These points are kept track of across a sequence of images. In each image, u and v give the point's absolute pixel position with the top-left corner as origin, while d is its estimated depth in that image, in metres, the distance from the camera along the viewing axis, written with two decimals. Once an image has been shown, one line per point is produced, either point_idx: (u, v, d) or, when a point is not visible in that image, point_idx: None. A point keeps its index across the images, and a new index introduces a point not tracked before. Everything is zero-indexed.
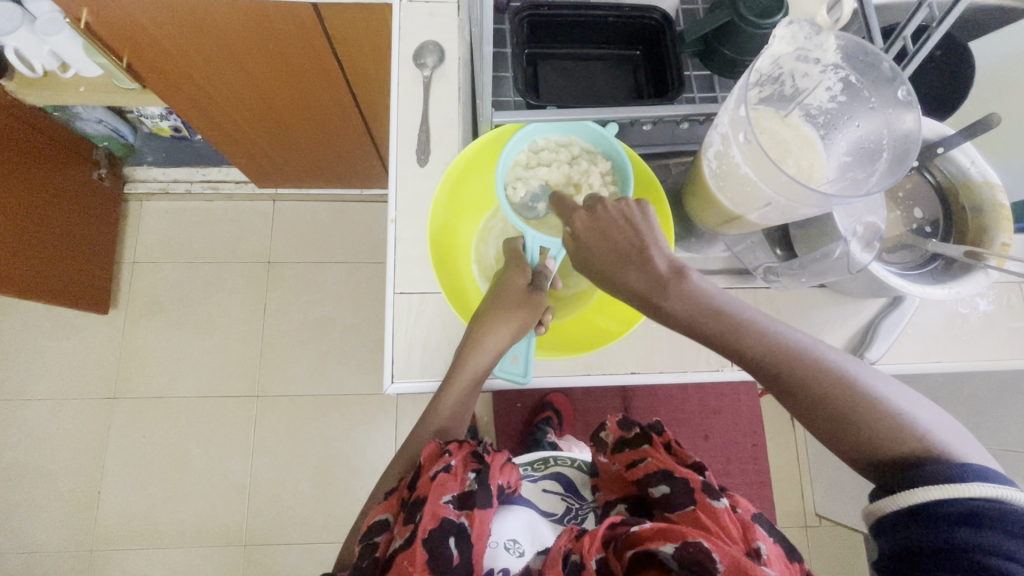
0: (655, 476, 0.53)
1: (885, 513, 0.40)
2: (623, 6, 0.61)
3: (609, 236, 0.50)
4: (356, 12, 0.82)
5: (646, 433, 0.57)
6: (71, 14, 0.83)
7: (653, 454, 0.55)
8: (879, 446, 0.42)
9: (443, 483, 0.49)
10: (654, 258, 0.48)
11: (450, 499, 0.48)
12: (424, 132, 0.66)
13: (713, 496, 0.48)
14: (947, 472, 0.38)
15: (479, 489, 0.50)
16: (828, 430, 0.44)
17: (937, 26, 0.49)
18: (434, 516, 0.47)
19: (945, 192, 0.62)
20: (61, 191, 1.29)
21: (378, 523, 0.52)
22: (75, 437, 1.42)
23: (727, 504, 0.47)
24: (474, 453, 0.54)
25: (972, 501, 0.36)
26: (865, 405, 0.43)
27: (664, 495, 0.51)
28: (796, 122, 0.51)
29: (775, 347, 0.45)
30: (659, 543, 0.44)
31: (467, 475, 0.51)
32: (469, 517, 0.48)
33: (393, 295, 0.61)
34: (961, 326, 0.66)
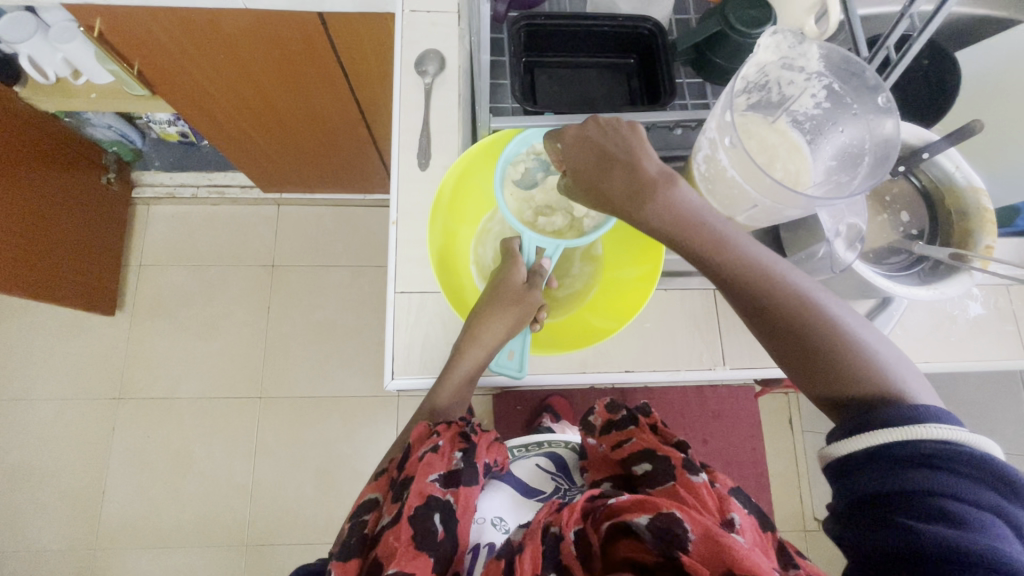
0: (637, 455, 0.55)
1: (843, 455, 0.41)
2: (617, 16, 0.62)
3: (599, 149, 0.49)
4: (360, 22, 0.85)
5: (631, 417, 0.58)
6: (85, 23, 0.86)
7: (637, 434, 0.56)
8: (848, 387, 0.43)
9: (429, 462, 0.50)
10: (644, 162, 0.48)
11: (437, 478, 0.49)
12: (425, 137, 0.68)
13: (691, 472, 0.48)
14: (910, 413, 0.39)
15: (465, 468, 0.51)
16: (798, 361, 0.45)
17: (918, 36, 0.51)
18: (420, 494, 0.47)
19: (931, 196, 0.64)
20: (70, 195, 1.32)
21: (365, 503, 0.53)
22: (80, 437, 1.44)
23: (706, 479, 0.47)
24: (461, 434, 0.56)
25: (930, 442, 0.38)
26: (840, 343, 0.44)
27: (644, 472, 0.52)
28: (783, 128, 0.53)
29: (762, 276, 0.46)
30: (635, 514, 0.44)
31: (453, 455, 0.52)
32: (455, 494, 0.49)
33: (393, 294, 0.63)
34: (949, 327, 0.68)
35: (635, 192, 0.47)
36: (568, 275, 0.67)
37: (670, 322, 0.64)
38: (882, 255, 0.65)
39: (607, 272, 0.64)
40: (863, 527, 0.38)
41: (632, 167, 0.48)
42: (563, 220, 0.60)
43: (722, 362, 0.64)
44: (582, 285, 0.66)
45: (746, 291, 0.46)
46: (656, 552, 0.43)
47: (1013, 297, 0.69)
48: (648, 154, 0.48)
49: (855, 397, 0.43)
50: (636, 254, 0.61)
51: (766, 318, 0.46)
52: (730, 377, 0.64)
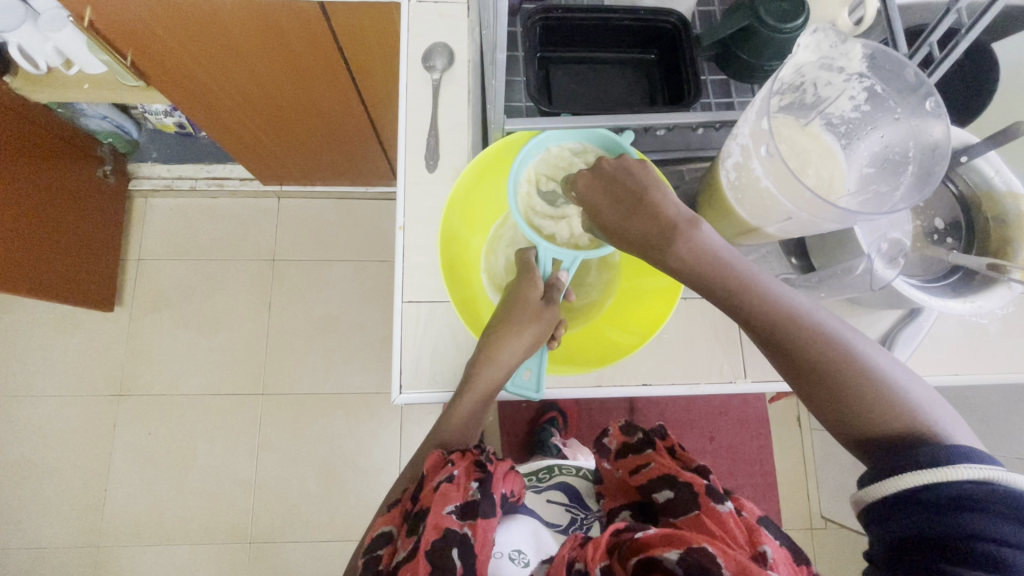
0: (657, 481, 0.52)
1: (870, 501, 0.39)
2: (639, 9, 0.59)
3: (613, 197, 0.48)
4: (363, 10, 0.81)
5: (647, 439, 0.56)
6: (74, 11, 0.82)
7: (656, 459, 0.53)
8: (875, 424, 0.41)
9: (445, 494, 0.48)
10: (663, 203, 0.46)
11: (454, 509, 0.47)
12: (434, 137, 0.65)
13: (717, 500, 0.46)
14: (940, 454, 0.37)
15: (482, 498, 0.49)
16: (823, 402, 0.43)
17: (966, 33, 0.48)
18: (437, 527, 0.46)
19: (967, 202, 0.61)
20: (66, 188, 1.29)
21: (380, 537, 0.51)
22: (81, 433, 1.42)
23: (732, 508, 0.45)
24: (477, 462, 0.54)
25: (962, 483, 0.36)
26: (867, 381, 0.42)
27: (666, 501, 0.50)
28: (817, 132, 0.50)
29: (788, 313, 0.43)
30: (663, 549, 0.42)
31: (470, 484, 0.50)
32: (472, 527, 0.47)
33: (402, 304, 0.60)
34: (980, 338, 0.65)
35: (662, 226, 0.45)
36: (583, 285, 0.64)
37: (691, 334, 0.62)
38: (915, 264, 0.61)
39: (625, 281, 0.62)
40: (899, 570, 0.37)
41: (650, 202, 0.46)
42: (580, 228, 0.56)
43: (743, 375, 0.61)
44: (599, 295, 0.63)
45: (771, 330, 0.44)
46: None
47: None
48: (665, 192, 0.47)
49: (883, 436, 0.41)
50: (658, 266, 0.58)
51: (791, 358, 0.44)
52: (752, 391, 0.61)
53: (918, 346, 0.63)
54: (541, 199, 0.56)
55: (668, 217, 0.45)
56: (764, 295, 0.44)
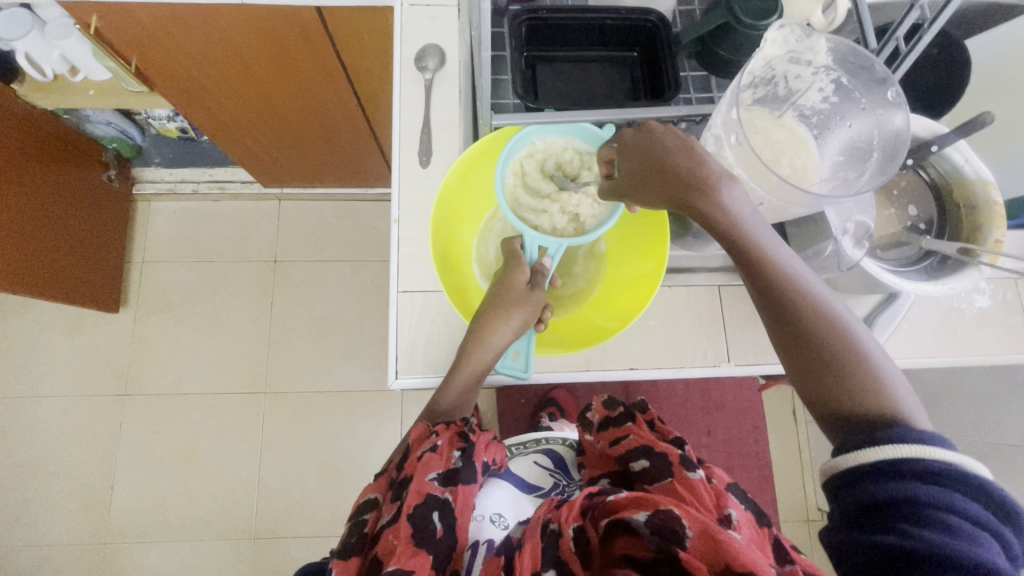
0: (635, 451, 0.54)
1: (843, 470, 0.40)
2: (621, 10, 0.61)
3: (649, 156, 0.48)
4: (357, 15, 0.83)
5: (627, 413, 0.58)
6: (81, 20, 0.85)
7: (635, 431, 0.56)
8: (856, 405, 0.43)
9: (427, 462, 0.51)
10: (704, 164, 0.46)
11: (435, 476, 0.50)
12: (426, 134, 0.67)
13: (689, 468, 0.48)
14: (916, 436, 0.39)
15: (464, 466, 0.52)
16: (814, 381, 0.45)
17: (929, 27, 0.51)
18: (419, 493, 0.48)
19: (939, 189, 0.63)
20: (72, 193, 1.32)
21: (366, 503, 0.52)
22: (87, 433, 1.45)
23: (703, 475, 0.47)
24: (459, 434, 0.57)
25: (921, 461, 0.38)
26: (855, 363, 0.44)
27: (642, 469, 0.53)
28: (790, 123, 0.52)
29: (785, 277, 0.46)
30: (632, 511, 0.44)
31: (451, 454, 0.53)
32: (453, 492, 0.50)
33: (396, 294, 0.63)
34: (956, 321, 0.67)
35: (692, 183, 0.46)
36: (568, 274, 0.67)
37: (675, 319, 0.64)
38: (889, 252, 0.64)
39: (609, 270, 0.64)
40: (858, 536, 0.38)
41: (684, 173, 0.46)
42: (566, 217, 0.58)
43: (726, 358, 0.63)
44: (583, 283, 0.66)
45: (767, 287, 0.46)
46: (654, 550, 0.43)
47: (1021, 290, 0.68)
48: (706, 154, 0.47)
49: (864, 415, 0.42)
50: (641, 253, 0.61)
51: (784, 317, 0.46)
52: (735, 374, 0.64)
53: (894, 330, 0.65)
54: (526, 196, 0.58)
55: (706, 174, 0.46)
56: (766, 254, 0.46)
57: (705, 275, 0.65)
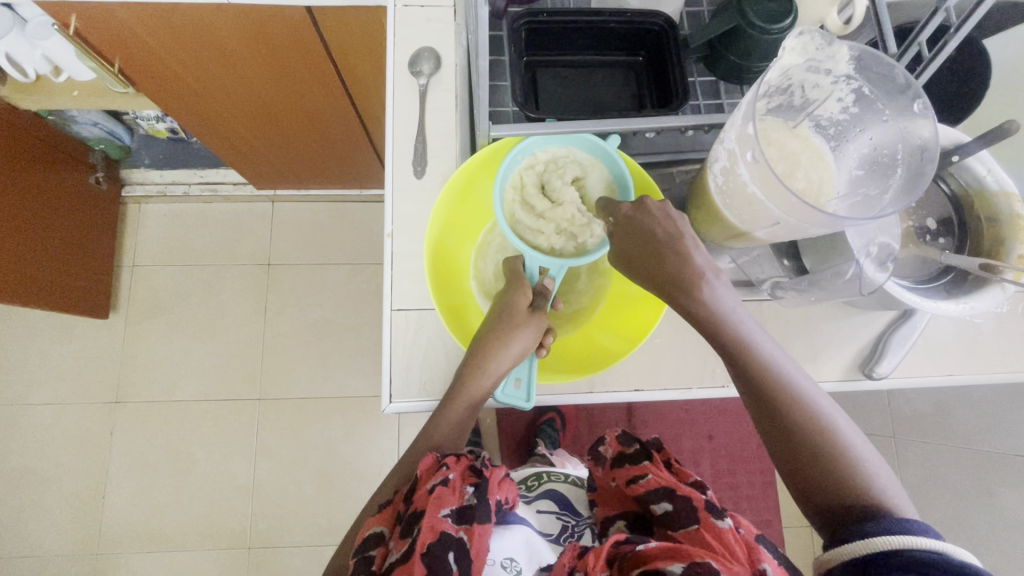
0: (656, 493, 0.51)
1: (834, 564, 0.41)
2: (626, 12, 0.58)
3: (642, 243, 0.48)
4: (350, 14, 0.80)
5: (645, 451, 0.55)
6: (60, 20, 0.81)
7: (653, 471, 0.53)
8: (836, 494, 0.43)
9: (441, 496, 0.47)
10: (694, 255, 0.48)
11: (449, 513, 0.46)
12: (421, 143, 0.64)
13: (716, 516, 0.45)
14: (897, 526, 0.40)
15: (478, 504, 0.48)
16: (794, 466, 0.45)
17: (954, 32, 0.48)
18: (432, 530, 0.45)
19: (959, 201, 0.60)
20: (59, 196, 1.28)
21: (371, 536, 0.49)
22: (78, 441, 1.42)
23: (731, 525, 0.44)
24: (471, 466, 0.52)
25: (910, 551, 0.38)
26: (831, 447, 0.45)
27: (664, 513, 0.49)
28: (806, 134, 0.49)
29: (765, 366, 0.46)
30: (664, 562, 0.41)
31: (465, 489, 0.49)
32: (468, 532, 0.47)
33: (391, 312, 0.60)
34: (974, 337, 0.65)
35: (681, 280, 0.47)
36: (571, 292, 0.63)
37: (683, 338, 0.61)
38: (907, 265, 0.61)
39: (615, 287, 0.61)
40: None
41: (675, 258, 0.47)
42: (562, 235, 0.55)
43: None
44: (588, 301, 0.62)
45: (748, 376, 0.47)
46: None
47: None
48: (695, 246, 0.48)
49: (843, 503, 0.43)
50: None
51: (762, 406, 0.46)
52: None
53: (910, 349, 0.63)
54: (521, 213, 0.55)
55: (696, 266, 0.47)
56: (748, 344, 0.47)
57: None
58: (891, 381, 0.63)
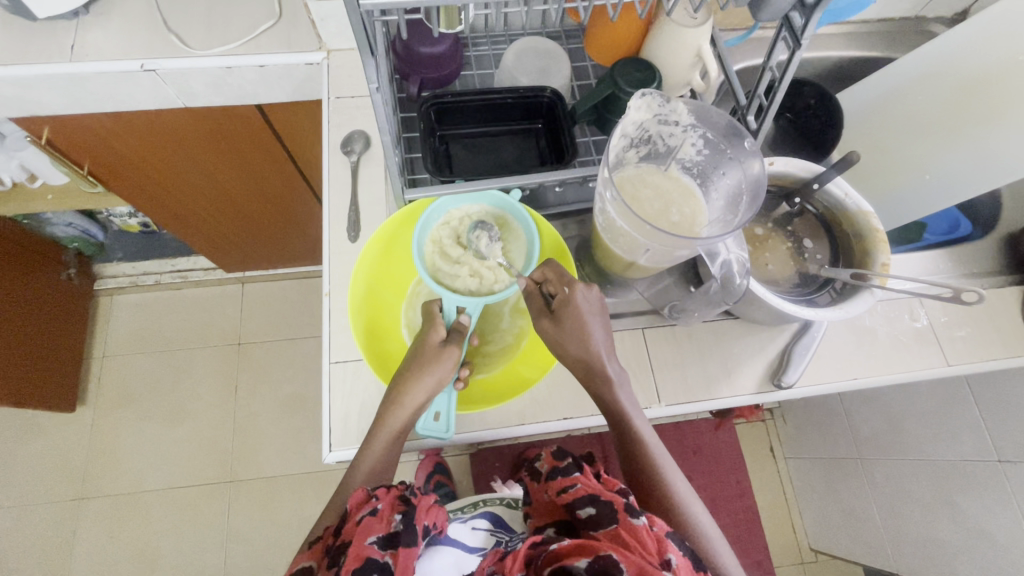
0: (580, 500, 0.51)
1: None
2: (518, 89, 0.68)
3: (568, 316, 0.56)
4: (295, 109, 0.91)
5: (575, 463, 0.54)
6: (33, 132, 0.90)
7: (582, 480, 0.52)
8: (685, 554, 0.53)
9: (368, 525, 0.49)
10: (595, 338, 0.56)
11: (376, 539, 0.48)
12: (354, 211, 0.72)
13: (632, 515, 0.46)
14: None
15: (404, 529, 0.49)
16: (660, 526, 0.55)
17: (780, 84, 0.57)
18: (358, 557, 0.46)
19: (829, 221, 0.69)
20: (29, 294, 1.33)
21: (300, 570, 0.50)
22: (39, 543, 1.37)
23: (646, 522, 0.46)
24: (400, 496, 0.53)
25: None
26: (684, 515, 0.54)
27: (589, 517, 0.49)
28: (673, 175, 0.58)
29: (645, 441, 0.57)
30: (574, 559, 0.44)
31: (392, 516, 0.50)
32: (393, 556, 0.47)
33: (328, 364, 0.65)
34: (871, 341, 0.71)
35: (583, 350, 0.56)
36: (494, 332, 0.68)
37: None
38: (790, 284, 0.69)
39: (535, 324, 0.67)
40: None
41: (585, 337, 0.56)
42: (476, 278, 0.62)
43: (657, 399, 0.66)
44: (511, 337, 0.68)
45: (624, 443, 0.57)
46: None
47: (926, 307, 0.73)
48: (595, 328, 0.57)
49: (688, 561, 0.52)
50: None
51: (633, 468, 0.57)
52: (667, 412, 0.67)
53: (814, 356, 0.68)
54: (442, 262, 0.62)
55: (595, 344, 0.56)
56: (636, 424, 0.57)
57: (630, 319, 0.69)
58: (799, 389, 0.68)
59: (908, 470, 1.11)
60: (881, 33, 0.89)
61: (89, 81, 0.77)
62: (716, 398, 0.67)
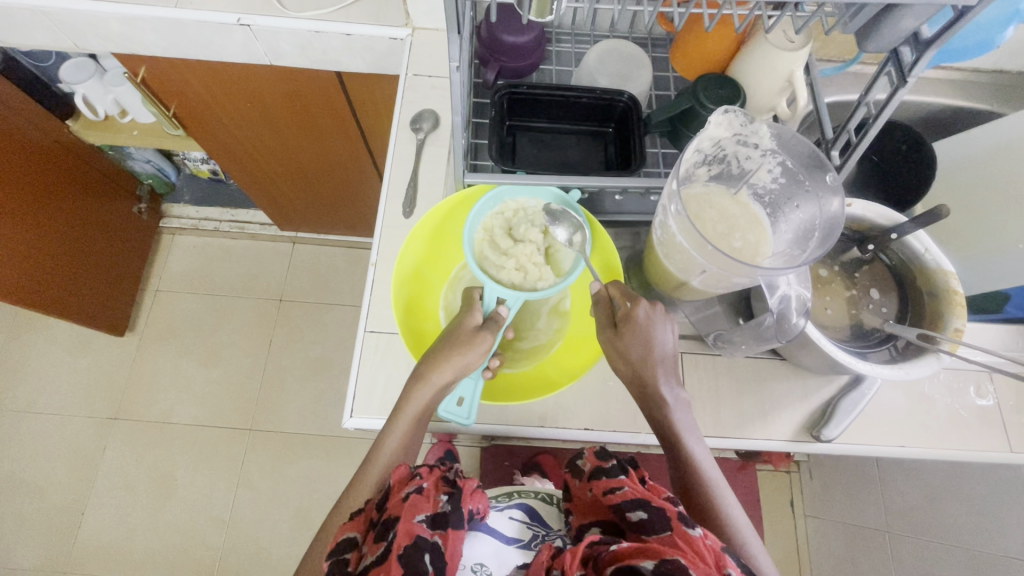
0: (631, 503, 0.49)
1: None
2: (595, 90, 0.67)
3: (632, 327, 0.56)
4: (372, 82, 0.93)
5: (620, 466, 0.53)
6: (131, 70, 0.95)
7: (629, 483, 0.51)
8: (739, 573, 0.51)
9: (416, 504, 0.48)
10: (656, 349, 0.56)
11: (424, 519, 0.48)
12: (412, 187, 0.72)
13: (687, 524, 0.44)
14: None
15: (452, 511, 0.50)
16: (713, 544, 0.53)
17: (874, 121, 0.53)
18: (408, 534, 0.46)
19: (903, 274, 0.64)
20: (102, 220, 1.41)
21: (345, 541, 0.49)
22: (71, 454, 1.46)
23: (702, 533, 0.44)
24: (445, 478, 0.54)
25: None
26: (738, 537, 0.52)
27: (639, 521, 0.47)
28: (744, 200, 0.56)
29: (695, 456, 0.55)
30: (638, 560, 0.42)
31: (439, 498, 0.51)
32: (443, 537, 0.48)
33: (364, 332, 0.65)
34: (927, 410, 0.66)
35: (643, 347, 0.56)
36: (529, 329, 0.67)
37: None
38: (847, 333, 0.65)
39: (572, 329, 0.67)
40: None
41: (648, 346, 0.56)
42: (521, 272, 0.61)
43: None
44: (545, 338, 0.67)
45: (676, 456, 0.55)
46: None
47: (996, 385, 0.67)
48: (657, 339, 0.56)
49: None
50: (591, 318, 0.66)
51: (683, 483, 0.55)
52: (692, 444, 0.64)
53: (859, 415, 0.64)
54: (490, 251, 0.62)
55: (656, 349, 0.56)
56: (690, 440, 0.56)
57: None
58: (838, 446, 0.64)
59: (942, 555, 1.03)
60: (991, 85, 0.83)
61: (188, 27, 0.81)
62: (747, 439, 0.64)
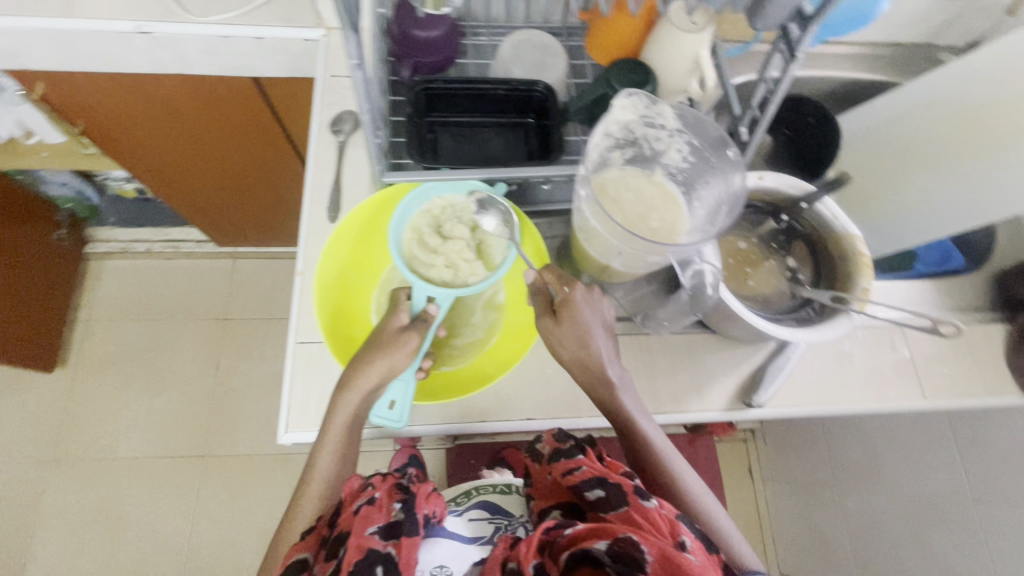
0: (588, 482, 0.49)
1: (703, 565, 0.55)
2: (510, 81, 0.67)
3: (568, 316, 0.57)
4: (292, 85, 0.90)
5: (579, 445, 0.53)
6: (26, 87, 0.89)
7: (587, 462, 0.50)
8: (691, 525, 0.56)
9: (367, 516, 0.47)
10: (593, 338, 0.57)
11: (375, 530, 0.46)
12: (336, 191, 0.71)
13: (642, 497, 0.46)
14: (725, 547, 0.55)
15: (405, 517, 0.48)
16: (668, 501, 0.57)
17: (773, 96, 0.55)
18: (359, 548, 0.44)
19: (815, 241, 0.67)
20: (17, 252, 1.32)
21: (294, 564, 0.48)
22: (6, 503, 1.36)
23: (656, 504, 0.45)
24: (398, 484, 0.52)
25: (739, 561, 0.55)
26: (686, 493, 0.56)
27: (596, 500, 0.48)
28: (658, 180, 0.57)
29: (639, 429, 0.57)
30: (592, 542, 0.42)
31: (392, 506, 0.49)
32: (396, 546, 0.46)
33: (293, 345, 0.63)
34: (849, 369, 0.69)
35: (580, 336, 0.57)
36: (465, 326, 0.67)
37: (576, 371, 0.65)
38: (769, 300, 0.67)
39: (507, 321, 0.67)
40: None
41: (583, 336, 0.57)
42: (450, 269, 0.61)
43: None
44: (481, 333, 0.67)
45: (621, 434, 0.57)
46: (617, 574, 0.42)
47: (910, 340, 0.71)
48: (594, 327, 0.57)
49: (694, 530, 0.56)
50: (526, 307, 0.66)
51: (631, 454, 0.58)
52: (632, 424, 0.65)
53: (788, 378, 0.67)
54: (419, 249, 0.61)
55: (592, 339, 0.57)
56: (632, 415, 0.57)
57: None
58: (768, 411, 0.67)
59: (883, 502, 1.10)
60: (889, 57, 0.88)
61: (82, 38, 0.76)
62: (684, 413, 0.66)
